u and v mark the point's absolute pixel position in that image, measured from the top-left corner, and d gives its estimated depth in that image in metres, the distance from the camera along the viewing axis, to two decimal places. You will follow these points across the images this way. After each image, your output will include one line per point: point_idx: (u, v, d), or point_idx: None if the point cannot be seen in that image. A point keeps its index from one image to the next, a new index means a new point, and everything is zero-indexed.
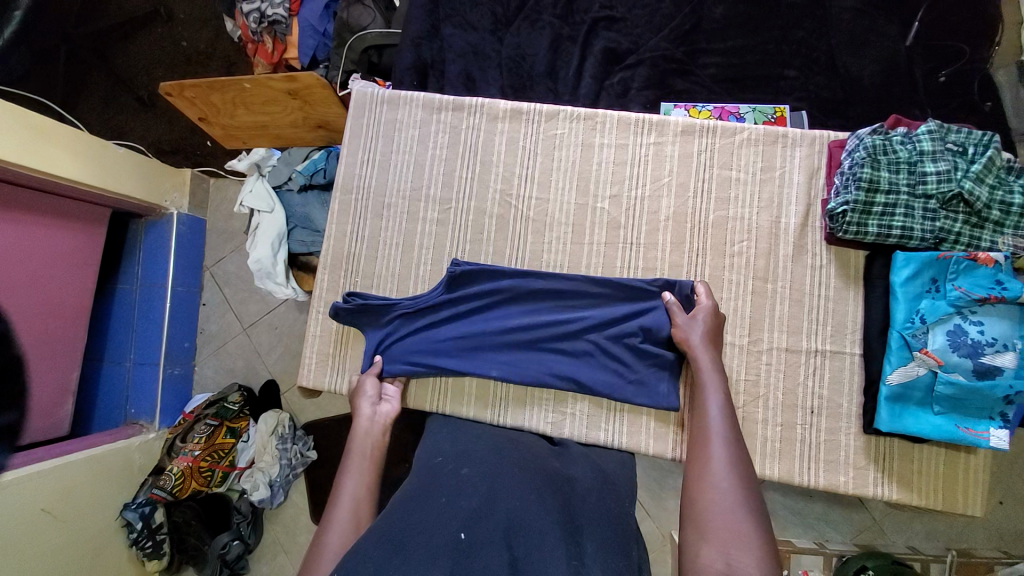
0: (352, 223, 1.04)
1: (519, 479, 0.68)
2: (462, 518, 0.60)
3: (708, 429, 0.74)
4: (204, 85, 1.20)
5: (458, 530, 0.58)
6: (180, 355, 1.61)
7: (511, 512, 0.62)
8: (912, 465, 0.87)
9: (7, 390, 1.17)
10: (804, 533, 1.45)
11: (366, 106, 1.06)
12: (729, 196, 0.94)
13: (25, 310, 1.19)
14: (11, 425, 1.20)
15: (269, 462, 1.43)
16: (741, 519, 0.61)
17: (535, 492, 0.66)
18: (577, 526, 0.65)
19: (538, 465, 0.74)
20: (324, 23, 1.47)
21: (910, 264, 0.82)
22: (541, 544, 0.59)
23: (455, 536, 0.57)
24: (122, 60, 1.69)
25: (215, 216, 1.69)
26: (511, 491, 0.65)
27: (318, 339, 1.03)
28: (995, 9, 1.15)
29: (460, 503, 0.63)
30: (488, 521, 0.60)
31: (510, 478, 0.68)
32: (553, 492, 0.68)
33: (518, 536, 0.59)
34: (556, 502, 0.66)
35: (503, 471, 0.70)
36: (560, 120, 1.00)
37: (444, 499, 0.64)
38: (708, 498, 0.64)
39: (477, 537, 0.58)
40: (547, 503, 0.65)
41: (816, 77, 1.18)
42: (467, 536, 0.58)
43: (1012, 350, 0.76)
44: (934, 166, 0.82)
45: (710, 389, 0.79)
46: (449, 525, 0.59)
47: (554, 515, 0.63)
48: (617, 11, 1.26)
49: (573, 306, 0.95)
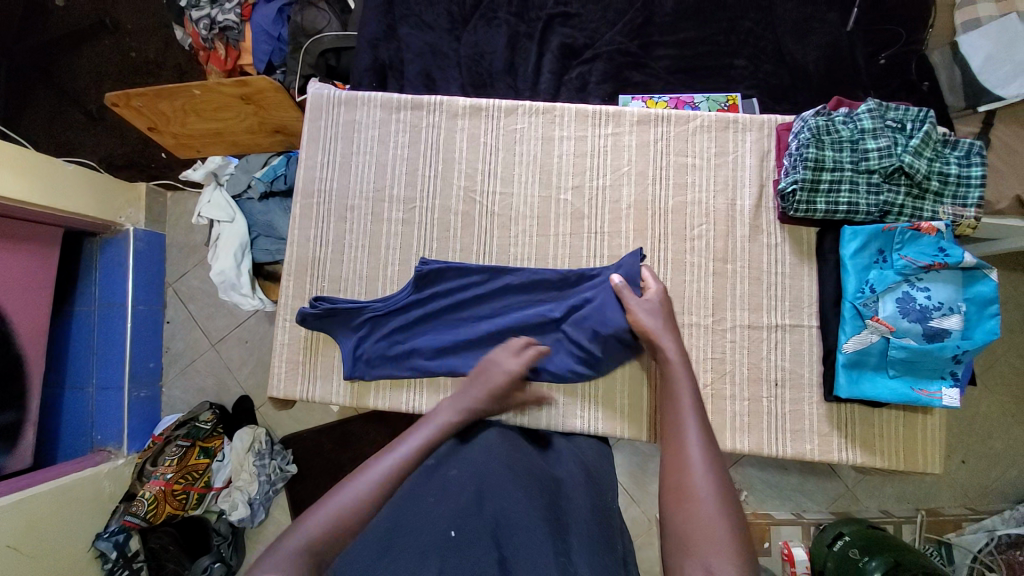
0: (314, 228, 1.02)
1: (509, 480, 0.68)
2: (451, 517, 0.60)
3: (684, 430, 0.72)
4: (151, 93, 1.16)
5: (447, 529, 0.58)
6: (145, 377, 1.55)
7: (498, 512, 0.62)
8: (873, 429, 0.91)
9: (7, 391, 1.21)
10: (782, 506, 1.50)
11: (323, 108, 1.04)
12: (686, 182, 0.97)
13: (25, 313, 1.24)
14: (6, 429, 1.22)
15: (247, 480, 1.38)
16: (721, 524, 0.60)
17: (524, 492, 0.66)
18: (564, 524, 0.65)
19: (527, 466, 0.74)
20: (277, 27, 1.44)
21: (857, 237, 0.86)
22: (527, 539, 0.59)
23: (443, 535, 0.58)
24: (68, 73, 1.62)
25: (175, 230, 1.64)
26: (499, 490, 0.66)
27: (286, 348, 1.00)
28: None
29: (448, 504, 0.63)
30: (476, 520, 0.60)
31: (500, 477, 0.68)
32: (540, 490, 0.69)
33: (507, 533, 0.59)
34: (544, 501, 0.67)
35: (493, 470, 0.70)
36: (519, 114, 1.01)
37: (433, 501, 0.63)
38: (687, 505, 0.63)
39: (465, 534, 0.58)
40: (535, 501, 0.65)
41: (764, 65, 1.23)
42: (456, 535, 0.58)
43: (957, 312, 0.81)
44: (875, 143, 0.86)
45: (683, 382, 0.78)
46: (438, 525, 0.59)
47: (541, 513, 0.63)
48: (571, 7, 1.27)
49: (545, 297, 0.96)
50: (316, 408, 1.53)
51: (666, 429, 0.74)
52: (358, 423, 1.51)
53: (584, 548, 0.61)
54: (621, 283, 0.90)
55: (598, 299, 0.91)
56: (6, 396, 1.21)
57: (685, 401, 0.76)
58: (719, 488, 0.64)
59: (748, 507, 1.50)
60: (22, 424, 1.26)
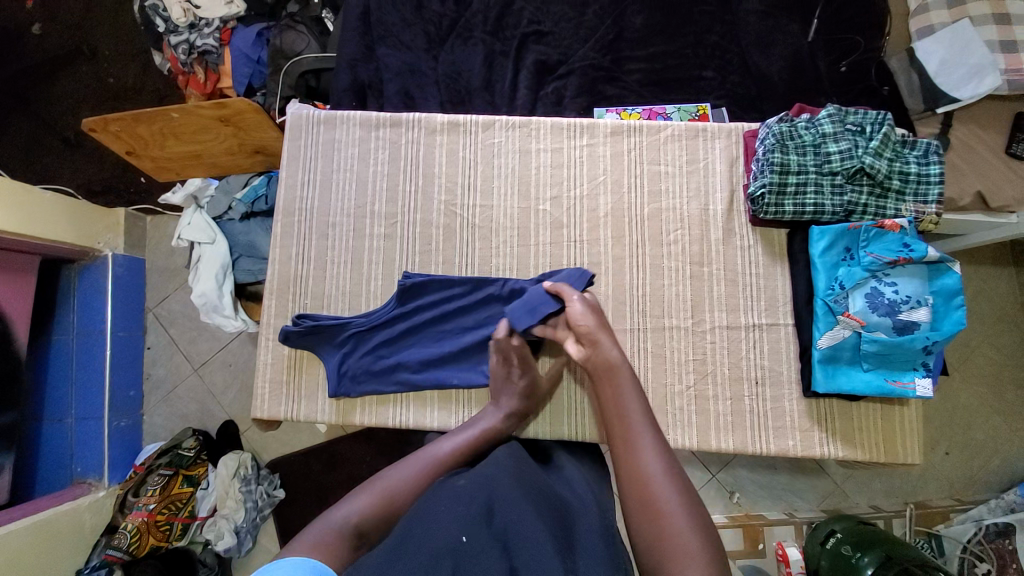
0: (296, 246, 1.02)
1: (518, 492, 0.67)
2: (462, 523, 0.59)
3: (634, 438, 0.71)
4: (129, 117, 1.17)
5: (459, 533, 0.57)
6: (125, 406, 1.51)
7: (507, 525, 0.61)
8: (853, 423, 0.93)
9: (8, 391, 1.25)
10: (774, 506, 1.51)
11: (303, 128, 1.06)
12: (660, 189, 1.00)
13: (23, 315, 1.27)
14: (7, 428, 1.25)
15: (233, 508, 1.35)
16: (692, 537, 0.59)
17: (532, 503, 0.65)
18: (571, 539, 0.63)
19: (536, 480, 0.73)
20: (256, 51, 1.46)
21: (825, 236, 0.89)
22: (536, 551, 0.57)
23: (455, 539, 0.56)
24: (44, 101, 1.61)
25: (155, 254, 1.62)
26: (509, 501, 0.65)
27: (269, 367, 1.00)
28: (881, 5, 1.27)
29: (461, 509, 0.62)
30: (486, 529, 0.59)
31: (507, 487, 0.68)
32: (547, 506, 0.67)
33: (516, 539, 0.59)
34: (552, 517, 0.65)
35: (499, 480, 0.69)
36: (496, 128, 1.03)
37: (443, 507, 0.63)
38: (658, 524, 0.61)
39: (477, 540, 0.57)
40: (542, 514, 0.64)
41: (731, 76, 1.28)
42: (468, 540, 0.57)
43: (924, 305, 0.84)
44: (836, 146, 0.90)
45: (629, 395, 0.76)
46: (450, 528, 0.58)
47: (548, 527, 0.62)
48: (545, 25, 1.31)
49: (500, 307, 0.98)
50: (304, 429, 1.51)
51: (621, 443, 0.71)
52: (347, 441, 1.49)
53: (591, 553, 0.60)
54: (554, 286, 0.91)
55: (530, 303, 0.91)
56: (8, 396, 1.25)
57: (632, 411, 0.74)
58: (683, 497, 0.64)
59: (741, 508, 1.51)
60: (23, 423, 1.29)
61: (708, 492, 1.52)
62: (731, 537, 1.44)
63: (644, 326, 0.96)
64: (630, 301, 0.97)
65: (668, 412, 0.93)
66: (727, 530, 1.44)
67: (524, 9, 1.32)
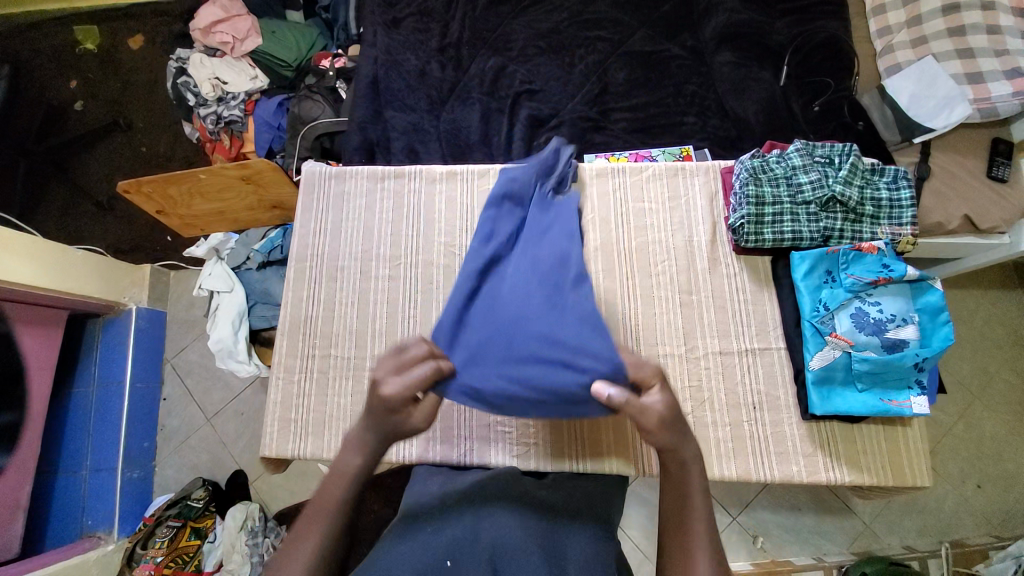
0: (307, 290, 1.09)
1: (502, 508, 0.70)
2: (447, 546, 0.63)
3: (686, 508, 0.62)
4: (161, 179, 1.29)
5: (443, 557, 0.61)
6: (138, 457, 1.54)
7: (495, 541, 0.63)
8: (856, 446, 0.93)
9: (7, 392, 1.24)
10: (801, 550, 1.43)
11: (315, 183, 1.15)
12: (646, 224, 1.07)
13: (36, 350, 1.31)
14: (7, 429, 1.24)
15: (238, 563, 1.33)
16: None
17: (521, 522, 0.67)
18: (561, 550, 0.65)
19: (519, 491, 0.75)
20: (277, 118, 1.62)
21: (805, 260, 0.93)
22: (521, 561, 0.60)
23: (440, 563, 0.60)
24: (83, 170, 1.78)
25: (175, 307, 1.71)
26: (497, 523, 0.66)
27: (278, 408, 1.03)
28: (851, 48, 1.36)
29: (447, 530, 0.65)
30: (473, 549, 0.62)
31: (492, 506, 0.70)
32: (536, 519, 0.69)
33: (504, 555, 0.61)
34: (540, 529, 0.67)
35: (486, 502, 0.71)
36: (492, 176, 1.13)
37: (429, 530, 0.66)
38: None
39: (461, 563, 0.60)
40: (530, 528, 0.66)
41: (711, 120, 1.39)
42: (452, 564, 0.60)
43: (910, 322, 0.87)
44: (807, 177, 0.96)
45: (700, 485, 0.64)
46: (435, 554, 0.61)
47: (533, 537, 0.65)
48: (535, 85, 1.44)
49: (517, 277, 0.77)
50: (313, 478, 1.52)
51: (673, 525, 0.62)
52: None
53: (578, 553, 0.66)
54: (610, 398, 0.63)
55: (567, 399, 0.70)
56: (7, 397, 1.24)
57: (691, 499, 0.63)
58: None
59: (766, 555, 1.42)
60: (25, 424, 1.28)
61: (730, 538, 1.44)
62: None
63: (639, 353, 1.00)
64: (624, 330, 1.01)
65: None
66: None
67: (517, 71, 1.46)
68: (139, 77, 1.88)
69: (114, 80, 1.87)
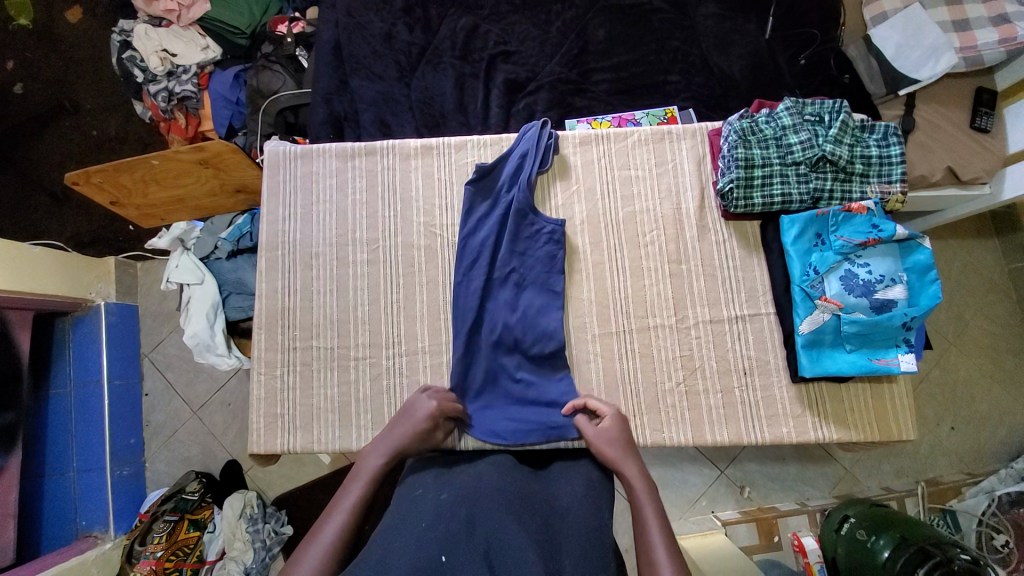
0: (281, 279, 1.04)
1: (496, 504, 0.69)
2: (442, 542, 0.61)
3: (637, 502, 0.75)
4: (111, 167, 1.19)
5: (438, 553, 0.59)
6: (126, 454, 1.50)
7: (490, 534, 0.62)
8: (844, 404, 0.95)
9: None
10: (786, 497, 1.49)
11: (279, 163, 1.07)
12: (633, 193, 1.03)
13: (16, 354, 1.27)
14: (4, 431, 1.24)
15: (241, 549, 1.34)
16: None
17: (515, 515, 0.67)
18: (556, 544, 0.65)
19: (517, 488, 0.75)
20: (235, 92, 1.51)
21: (795, 224, 0.91)
22: (517, 555, 0.59)
23: (435, 559, 0.58)
24: (30, 159, 1.65)
25: (147, 300, 1.63)
26: (492, 519, 0.65)
27: (263, 402, 1.00)
28: None
29: (442, 526, 0.64)
30: (467, 544, 0.61)
31: (487, 501, 0.69)
32: (530, 514, 0.69)
33: (499, 550, 0.60)
34: (535, 524, 0.67)
35: (481, 496, 0.71)
36: (469, 148, 1.07)
37: (424, 525, 0.65)
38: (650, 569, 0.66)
39: (456, 556, 0.59)
40: (524, 523, 0.66)
41: (695, 78, 1.33)
42: (447, 559, 0.58)
43: (899, 282, 0.86)
44: (797, 137, 0.93)
45: (638, 486, 0.77)
46: (430, 549, 0.60)
47: (529, 531, 0.64)
48: (511, 45, 1.35)
49: (500, 314, 0.98)
50: (308, 462, 1.51)
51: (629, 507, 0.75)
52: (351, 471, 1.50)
53: (576, 550, 0.65)
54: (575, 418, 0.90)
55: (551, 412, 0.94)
56: None
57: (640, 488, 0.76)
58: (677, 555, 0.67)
59: (753, 503, 1.48)
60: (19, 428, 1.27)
61: (719, 491, 1.49)
62: (744, 532, 1.40)
63: (630, 327, 0.98)
64: (615, 305, 0.99)
65: (660, 410, 0.95)
66: (740, 526, 1.41)
67: (490, 31, 1.36)
68: (80, 51, 1.71)
69: (54, 57, 1.71)
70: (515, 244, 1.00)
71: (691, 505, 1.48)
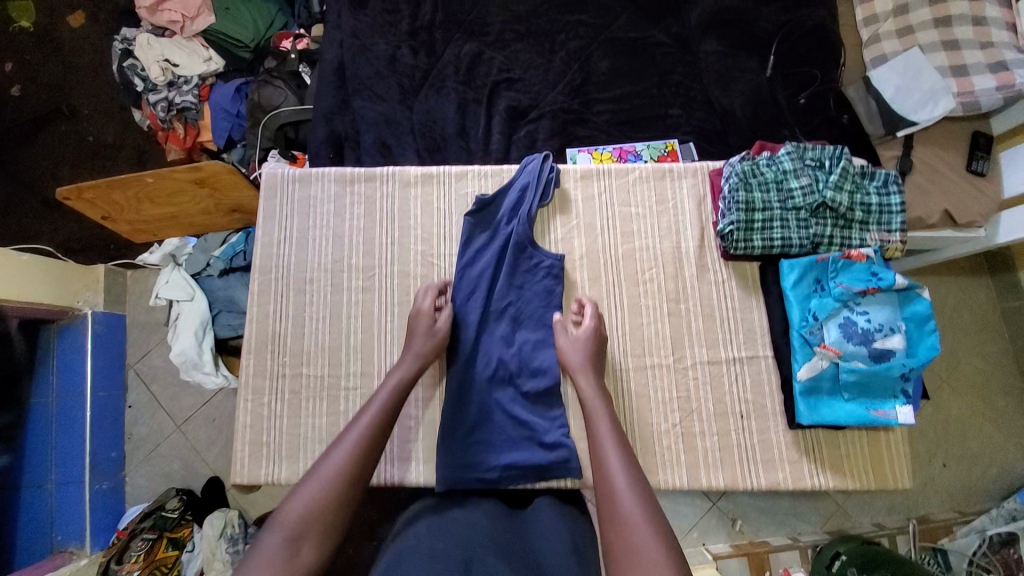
0: (273, 305, 1.02)
1: (494, 556, 0.66)
2: None
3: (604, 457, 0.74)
4: (105, 184, 1.17)
5: None
6: (106, 468, 1.45)
7: None
8: (840, 451, 0.94)
9: None
10: (778, 531, 1.47)
11: (277, 186, 1.06)
12: (633, 230, 1.03)
13: None
14: None
15: (219, 571, 1.29)
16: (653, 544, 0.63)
17: (511, 567, 0.64)
18: None
19: (513, 541, 0.72)
20: (235, 104, 1.50)
21: (795, 269, 0.91)
22: None
23: None
24: (23, 163, 1.62)
25: (135, 310, 1.59)
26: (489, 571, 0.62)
27: (248, 429, 0.97)
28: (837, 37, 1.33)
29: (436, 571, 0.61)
30: None
31: (485, 553, 0.66)
32: (523, 564, 0.66)
33: None
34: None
35: (478, 546, 0.68)
36: (470, 178, 1.06)
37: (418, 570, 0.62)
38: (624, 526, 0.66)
39: None
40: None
41: (696, 113, 1.34)
42: None
43: (897, 332, 0.86)
44: (797, 183, 0.93)
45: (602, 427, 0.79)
46: None
47: None
48: (514, 73, 1.36)
49: (496, 348, 0.96)
50: None
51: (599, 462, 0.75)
52: None
53: None
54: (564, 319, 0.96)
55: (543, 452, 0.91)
56: None
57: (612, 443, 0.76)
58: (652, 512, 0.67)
59: (744, 536, 1.46)
60: None
61: (710, 522, 1.47)
62: (736, 567, 1.38)
63: (627, 366, 0.97)
64: (612, 342, 0.98)
65: (656, 453, 0.93)
66: (730, 560, 1.38)
67: (494, 57, 1.37)
68: (81, 57, 1.70)
69: (54, 62, 1.69)
70: (513, 277, 0.99)
71: (682, 536, 1.45)
